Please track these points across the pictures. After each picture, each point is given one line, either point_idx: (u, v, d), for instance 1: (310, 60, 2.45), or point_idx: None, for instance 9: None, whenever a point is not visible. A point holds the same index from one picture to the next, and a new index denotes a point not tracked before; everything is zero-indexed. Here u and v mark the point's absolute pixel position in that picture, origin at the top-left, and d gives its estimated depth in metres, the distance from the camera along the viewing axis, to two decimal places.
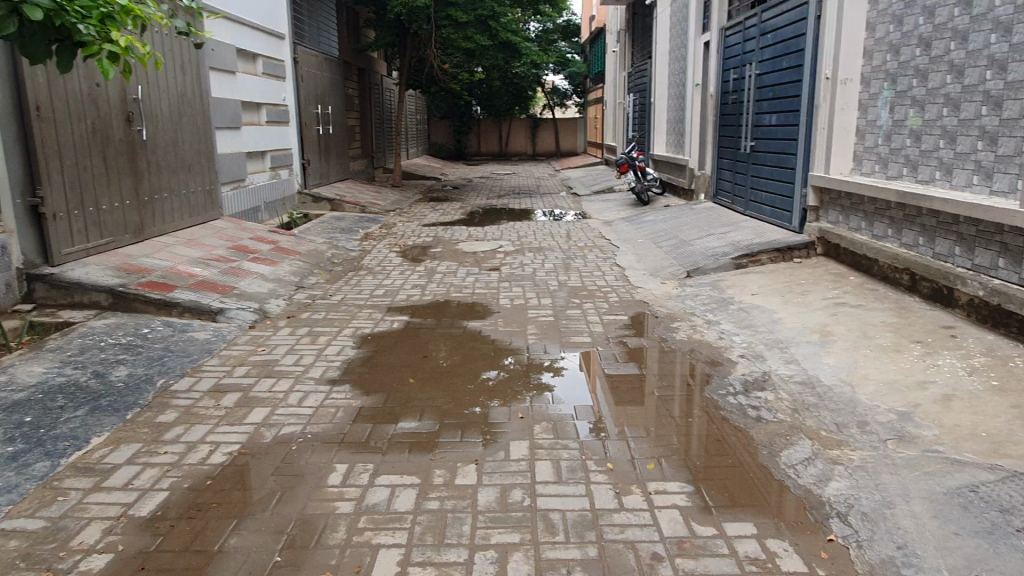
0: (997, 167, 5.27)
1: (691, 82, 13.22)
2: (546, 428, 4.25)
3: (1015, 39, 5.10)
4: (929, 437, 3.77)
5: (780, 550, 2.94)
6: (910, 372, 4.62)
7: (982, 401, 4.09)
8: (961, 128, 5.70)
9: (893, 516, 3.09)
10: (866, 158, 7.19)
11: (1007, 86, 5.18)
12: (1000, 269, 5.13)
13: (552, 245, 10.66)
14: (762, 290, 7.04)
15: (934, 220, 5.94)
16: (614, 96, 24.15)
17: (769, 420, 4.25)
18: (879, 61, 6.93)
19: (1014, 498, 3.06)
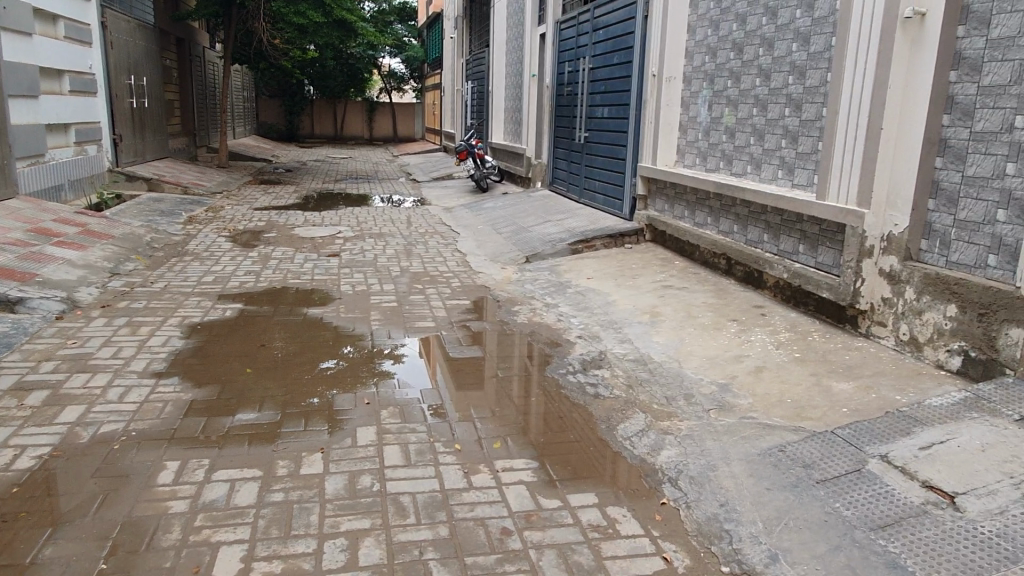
0: (798, 163, 5.87)
1: (527, 73, 13.55)
2: (392, 412, 4.22)
3: (813, 49, 5.69)
4: (744, 405, 4.17)
5: (619, 516, 3.13)
6: (728, 348, 5.07)
7: (787, 371, 4.58)
8: (768, 127, 6.29)
9: (716, 477, 3.39)
10: (688, 151, 7.74)
11: (806, 90, 5.78)
12: (801, 254, 5.75)
13: (392, 230, 10.54)
14: (596, 274, 7.40)
15: (746, 210, 6.53)
16: (452, 83, 24.20)
17: (606, 396, 4.50)
18: (698, 61, 7.47)
19: (814, 454, 3.45)
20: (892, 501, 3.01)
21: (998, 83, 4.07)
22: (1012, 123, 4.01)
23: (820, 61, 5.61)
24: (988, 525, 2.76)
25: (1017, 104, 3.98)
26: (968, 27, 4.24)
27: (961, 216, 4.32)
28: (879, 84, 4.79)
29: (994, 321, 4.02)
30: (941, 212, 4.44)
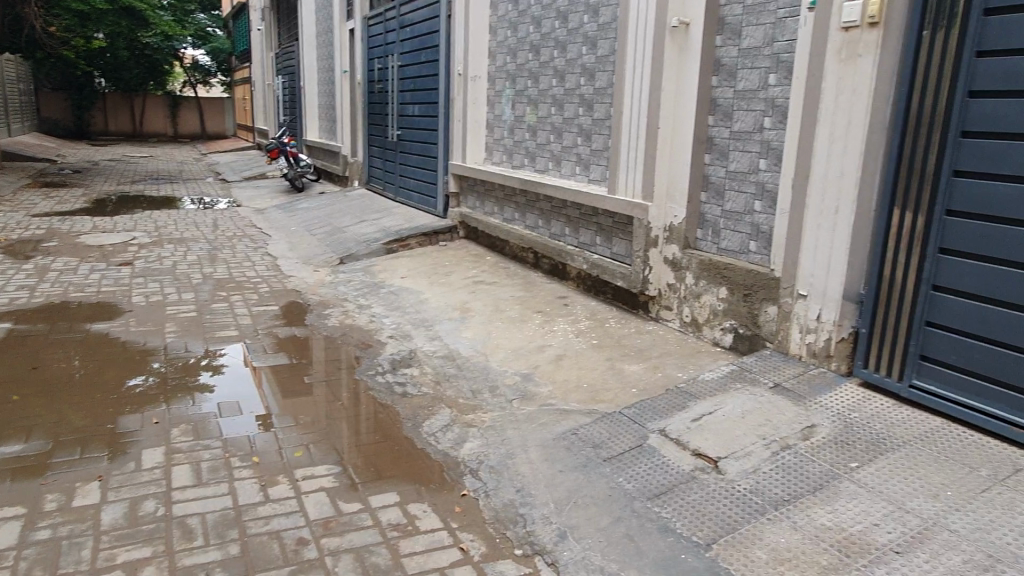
0: (592, 159, 6.22)
1: (338, 69, 13.23)
2: (184, 430, 3.97)
3: (600, 52, 6.05)
4: (544, 393, 4.37)
5: (419, 512, 3.17)
6: (532, 338, 5.29)
7: (585, 357, 4.86)
8: (565, 125, 6.61)
9: (514, 465, 3.53)
10: (495, 149, 7.95)
11: (596, 91, 6.13)
12: (598, 245, 6.11)
13: (195, 235, 9.89)
14: (410, 273, 7.41)
15: (549, 205, 6.82)
16: (262, 78, 23.10)
17: (413, 394, 4.53)
18: (501, 62, 7.69)
19: (603, 434, 3.70)
20: (665, 470, 3.32)
21: (749, 88, 4.55)
22: (763, 124, 4.49)
23: (607, 64, 5.97)
24: (743, 483, 3.15)
25: (765, 107, 4.47)
26: (724, 37, 4.71)
27: (726, 207, 4.78)
28: (654, 88, 5.18)
29: (755, 300, 4.51)
30: (711, 204, 4.90)
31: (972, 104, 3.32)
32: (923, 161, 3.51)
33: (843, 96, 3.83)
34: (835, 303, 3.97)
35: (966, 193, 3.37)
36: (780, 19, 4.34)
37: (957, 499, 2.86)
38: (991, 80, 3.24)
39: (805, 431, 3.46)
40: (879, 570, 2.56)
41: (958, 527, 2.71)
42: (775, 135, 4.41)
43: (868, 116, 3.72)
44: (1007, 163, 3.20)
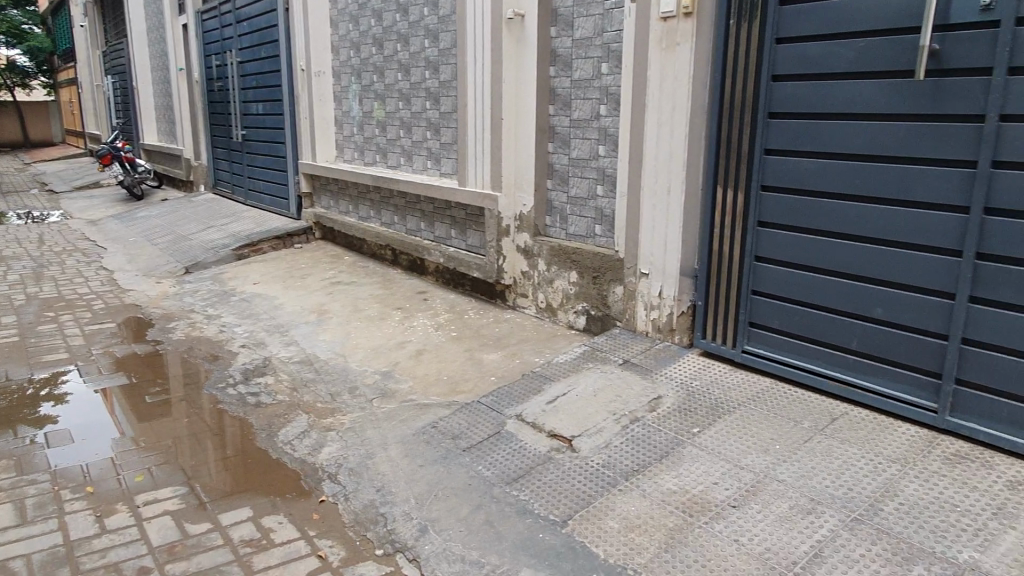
0: (442, 153, 6.22)
1: (174, 67, 12.43)
2: (5, 466, 3.61)
3: (442, 45, 6.04)
4: (404, 389, 4.33)
5: (275, 524, 3.07)
6: (392, 336, 5.22)
7: (445, 350, 4.86)
8: (413, 120, 6.56)
9: (374, 465, 3.47)
10: (346, 146, 7.78)
11: (441, 84, 6.13)
12: (453, 238, 6.12)
13: (17, 252, 9.00)
14: (263, 278, 7.12)
15: (402, 201, 6.76)
16: (89, 78, 21.32)
17: (267, 402, 4.35)
18: (344, 56, 7.52)
19: (462, 425, 3.73)
20: (522, 454, 3.42)
21: (584, 77, 4.70)
22: (598, 112, 4.66)
23: (450, 57, 5.98)
24: (596, 458, 3.31)
25: (600, 96, 4.63)
26: (558, 28, 4.84)
27: (571, 193, 4.93)
28: (496, 79, 5.24)
29: (603, 282, 4.71)
30: (557, 191, 5.04)
31: (777, 88, 3.70)
32: (739, 142, 3.86)
33: (666, 82, 4.12)
34: (673, 279, 4.27)
35: (777, 170, 3.76)
36: (607, 10, 4.50)
37: (783, 451, 3.24)
38: (791, 66, 3.63)
39: (652, 402, 3.72)
40: (719, 524, 2.83)
41: (785, 477, 3.08)
42: (611, 122, 4.59)
43: (689, 101, 4.03)
44: (808, 142, 3.60)
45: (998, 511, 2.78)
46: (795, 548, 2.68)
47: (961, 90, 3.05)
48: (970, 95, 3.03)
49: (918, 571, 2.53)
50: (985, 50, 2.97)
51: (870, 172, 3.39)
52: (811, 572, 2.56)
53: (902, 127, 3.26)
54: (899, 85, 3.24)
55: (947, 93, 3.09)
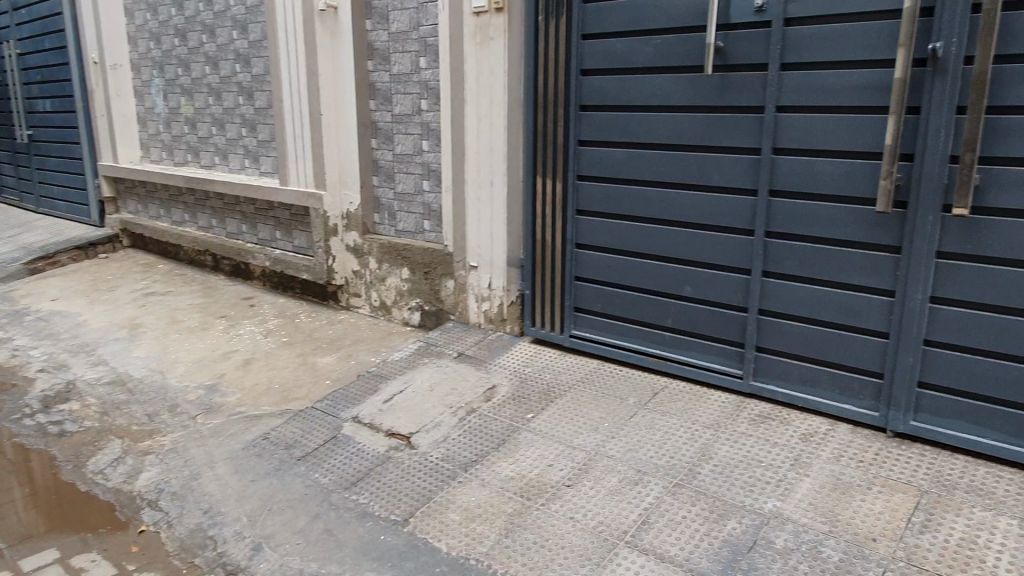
0: (260, 151, 5.92)
1: None
2: None
3: (252, 37, 5.74)
4: (231, 402, 4.08)
5: (86, 565, 2.88)
6: (216, 346, 4.91)
7: (275, 357, 4.64)
8: (226, 116, 6.19)
9: (200, 485, 3.26)
10: (152, 146, 7.20)
11: (253, 78, 5.82)
12: (278, 240, 5.85)
13: None
14: (63, 294, 6.42)
15: (220, 203, 6.37)
16: None
17: (73, 431, 3.94)
18: (144, 48, 6.94)
19: (294, 434, 3.59)
20: (359, 457, 3.36)
21: (404, 72, 4.66)
22: (420, 106, 4.64)
23: (261, 50, 5.69)
24: (434, 453, 3.33)
25: (420, 90, 4.62)
26: (373, 21, 4.76)
27: (398, 189, 4.88)
28: (311, 73, 5.06)
29: (435, 277, 4.72)
30: (384, 187, 4.97)
31: (585, 81, 3.88)
32: (554, 134, 4.02)
33: (482, 76, 4.21)
34: (501, 271, 4.41)
35: (590, 160, 3.95)
36: (421, 4, 4.48)
37: (611, 428, 3.43)
38: (597, 61, 3.81)
39: (487, 392, 3.80)
40: (555, 504, 2.94)
41: (613, 452, 3.26)
42: (432, 116, 4.58)
43: (505, 94, 4.14)
44: (617, 133, 3.81)
45: (795, 462, 3.11)
46: (625, 518, 2.84)
47: (744, 84, 3.36)
48: (751, 88, 3.34)
49: (731, 524, 2.77)
50: (761, 48, 3.29)
51: (672, 161, 3.65)
52: (640, 538, 2.73)
53: (697, 119, 3.53)
54: (692, 80, 3.51)
55: (733, 87, 3.39)
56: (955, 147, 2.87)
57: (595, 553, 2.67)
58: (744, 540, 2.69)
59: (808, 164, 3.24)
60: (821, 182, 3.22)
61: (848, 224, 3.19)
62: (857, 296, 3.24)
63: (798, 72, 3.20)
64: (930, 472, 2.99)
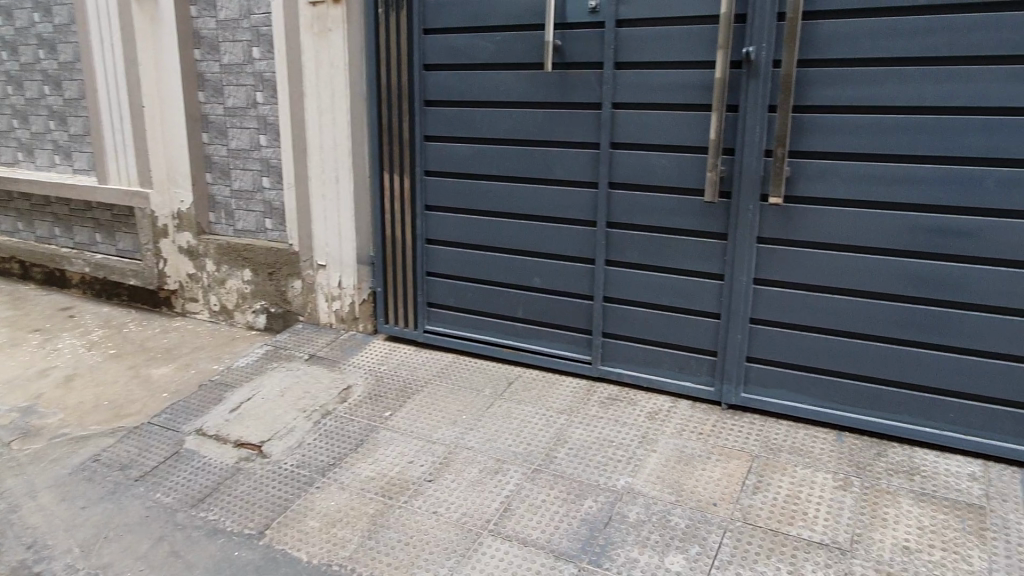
0: (72, 146, 5.38)
1: None
2: None
3: (57, 21, 5.20)
4: (53, 423, 3.70)
5: None
6: (30, 363, 4.42)
7: (102, 371, 4.26)
8: (29, 108, 5.57)
9: (20, 518, 2.93)
10: None
11: (61, 66, 5.28)
12: (99, 243, 5.36)
13: None
14: None
15: (26, 204, 5.73)
16: None
17: None
18: None
19: (130, 453, 3.33)
20: (207, 471, 3.17)
21: (235, 62, 4.43)
22: (255, 99, 4.43)
23: (69, 35, 5.17)
24: (289, 461, 3.22)
25: (254, 82, 4.40)
26: (199, 8, 4.47)
27: (235, 186, 4.64)
28: (130, 62, 4.66)
29: (280, 278, 4.54)
30: (219, 185, 4.71)
31: (428, 76, 3.88)
32: (399, 129, 3.99)
33: (322, 69, 4.09)
34: (351, 268, 4.33)
35: (437, 155, 3.96)
36: None
37: (470, 420, 3.48)
38: (439, 56, 3.82)
39: (342, 394, 3.73)
40: (418, 500, 2.94)
41: (473, 443, 3.30)
42: (269, 109, 4.39)
43: (347, 88, 4.05)
44: (463, 128, 3.85)
45: (643, 439, 3.31)
46: (487, 508, 2.89)
47: (582, 81, 3.50)
48: (589, 85, 3.49)
49: (588, 503, 2.90)
50: (596, 47, 3.44)
51: (518, 155, 3.74)
52: (503, 525, 2.78)
53: (539, 115, 3.64)
54: (533, 76, 3.61)
55: (572, 84, 3.53)
56: (768, 142, 3.16)
57: (460, 544, 2.69)
58: (600, 516, 2.82)
59: (643, 158, 3.44)
60: (656, 175, 3.43)
61: (681, 214, 3.42)
62: (690, 280, 3.48)
63: (631, 71, 3.39)
64: (760, 438, 3.29)
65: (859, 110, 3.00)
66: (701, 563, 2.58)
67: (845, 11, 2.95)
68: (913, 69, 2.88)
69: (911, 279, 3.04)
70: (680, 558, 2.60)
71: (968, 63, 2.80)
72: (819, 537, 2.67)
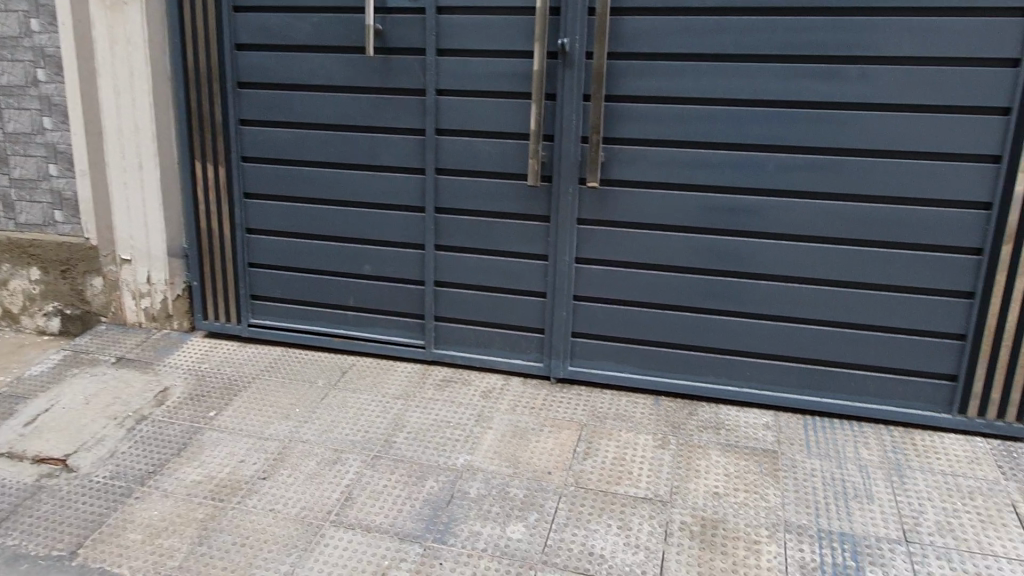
0: None
1: None
2: None
3: None
4: None
5: None
6: None
7: None
8: None
9: None
10: None
11: None
12: None
13: None
14: None
15: None
16: None
17: None
18: None
19: None
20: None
21: (9, 34, 3.86)
22: (36, 77, 3.90)
23: None
24: (101, 473, 2.95)
25: (34, 57, 3.87)
26: None
27: (14, 175, 4.07)
28: None
29: (76, 275, 4.12)
30: None
31: (241, 56, 3.68)
32: (210, 113, 3.77)
33: (116, 46, 3.75)
34: (161, 262, 4.04)
35: (255, 141, 3.78)
36: None
37: (303, 413, 3.39)
38: (251, 35, 3.65)
39: (158, 397, 3.47)
40: (253, 499, 2.82)
41: (308, 436, 3.22)
42: (53, 89, 3.89)
43: (147, 68, 3.76)
44: (281, 112, 3.70)
45: (479, 418, 3.40)
46: (327, 499, 2.84)
47: (405, 67, 3.50)
48: (412, 71, 3.50)
49: (430, 484, 2.94)
50: (418, 34, 3.45)
51: (341, 140, 3.66)
52: (345, 515, 2.75)
53: (362, 100, 3.59)
54: (354, 61, 3.56)
55: (395, 69, 3.52)
56: (584, 129, 3.35)
57: (301, 538, 2.63)
58: (442, 495, 2.88)
59: (468, 144, 3.52)
60: (481, 161, 3.53)
61: (506, 198, 3.54)
62: (517, 262, 3.62)
63: (453, 58, 3.44)
64: (587, 407, 3.51)
65: (663, 101, 3.28)
66: (540, 528, 2.71)
67: (648, 9, 3.20)
68: (708, 64, 3.19)
69: (711, 254, 3.38)
70: (520, 526, 2.72)
71: (752, 61, 3.15)
72: (643, 492, 2.91)
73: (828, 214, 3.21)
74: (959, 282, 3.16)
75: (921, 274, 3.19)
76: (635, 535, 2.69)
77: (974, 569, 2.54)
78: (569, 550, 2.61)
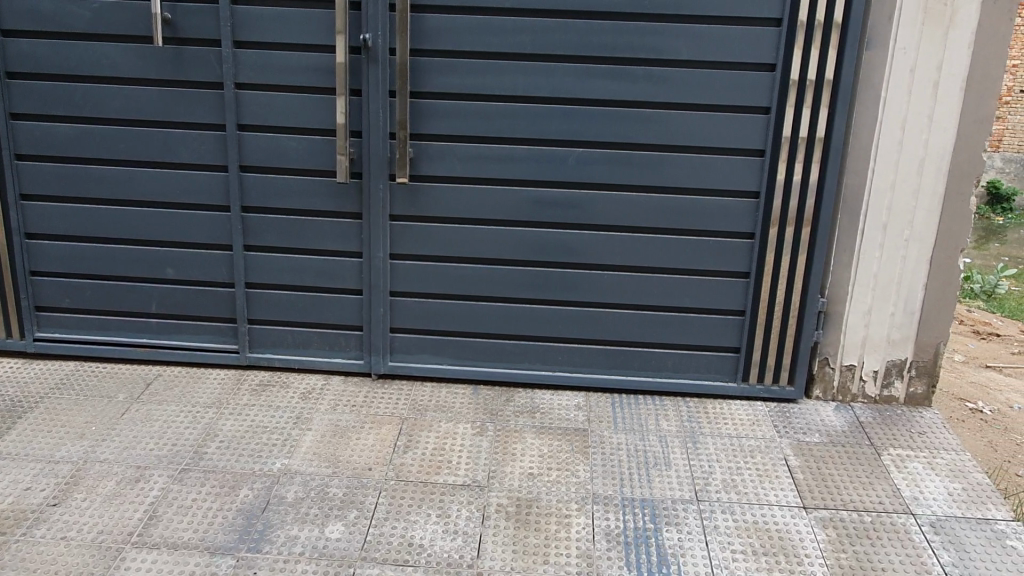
0: None
1: None
2: None
3: None
4: None
5: None
6: None
7: None
8: None
9: None
10: None
11: None
12: None
13: None
14: None
15: None
16: None
17: None
18: None
19: None
20: None
21: None
22: None
23: None
24: None
25: None
26: None
27: None
28: None
29: None
30: None
31: (9, 43, 3.35)
32: None
33: None
34: None
35: (30, 136, 3.45)
36: None
37: (101, 431, 3.15)
38: (20, 21, 3.32)
39: None
40: (41, 529, 2.59)
41: (106, 455, 3.00)
42: None
43: None
44: (60, 106, 3.40)
45: (298, 420, 3.33)
46: (128, 520, 2.66)
47: (199, 58, 3.33)
48: (208, 64, 3.34)
49: (244, 492, 2.85)
50: (211, 24, 3.30)
51: (133, 137, 3.43)
52: (149, 534, 2.60)
53: (154, 93, 3.38)
54: (142, 51, 3.33)
55: (188, 60, 3.34)
56: (392, 126, 3.36)
57: (98, 564, 2.46)
58: (257, 504, 2.79)
59: (272, 140, 3.42)
60: (288, 157, 3.44)
61: (315, 196, 3.48)
62: (331, 260, 3.57)
63: (252, 51, 3.32)
64: (408, 401, 3.54)
65: (468, 99, 3.36)
66: (359, 525, 2.71)
67: (449, 8, 3.27)
68: (508, 63, 3.31)
69: (520, 245, 3.52)
70: (339, 525, 2.71)
71: (548, 60, 3.31)
72: (461, 479, 3.00)
73: (624, 205, 3.45)
74: (737, 264, 3.52)
75: (706, 258, 3.52)
76: (453, 522, 2.76)
77: (753, 519, 2.86)
78: (388, 543, 2.64)
